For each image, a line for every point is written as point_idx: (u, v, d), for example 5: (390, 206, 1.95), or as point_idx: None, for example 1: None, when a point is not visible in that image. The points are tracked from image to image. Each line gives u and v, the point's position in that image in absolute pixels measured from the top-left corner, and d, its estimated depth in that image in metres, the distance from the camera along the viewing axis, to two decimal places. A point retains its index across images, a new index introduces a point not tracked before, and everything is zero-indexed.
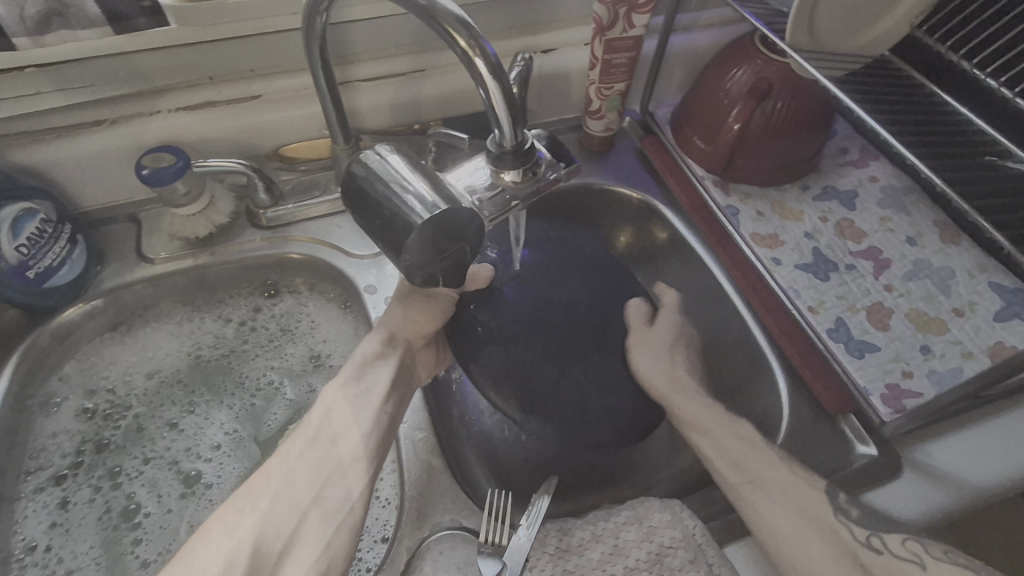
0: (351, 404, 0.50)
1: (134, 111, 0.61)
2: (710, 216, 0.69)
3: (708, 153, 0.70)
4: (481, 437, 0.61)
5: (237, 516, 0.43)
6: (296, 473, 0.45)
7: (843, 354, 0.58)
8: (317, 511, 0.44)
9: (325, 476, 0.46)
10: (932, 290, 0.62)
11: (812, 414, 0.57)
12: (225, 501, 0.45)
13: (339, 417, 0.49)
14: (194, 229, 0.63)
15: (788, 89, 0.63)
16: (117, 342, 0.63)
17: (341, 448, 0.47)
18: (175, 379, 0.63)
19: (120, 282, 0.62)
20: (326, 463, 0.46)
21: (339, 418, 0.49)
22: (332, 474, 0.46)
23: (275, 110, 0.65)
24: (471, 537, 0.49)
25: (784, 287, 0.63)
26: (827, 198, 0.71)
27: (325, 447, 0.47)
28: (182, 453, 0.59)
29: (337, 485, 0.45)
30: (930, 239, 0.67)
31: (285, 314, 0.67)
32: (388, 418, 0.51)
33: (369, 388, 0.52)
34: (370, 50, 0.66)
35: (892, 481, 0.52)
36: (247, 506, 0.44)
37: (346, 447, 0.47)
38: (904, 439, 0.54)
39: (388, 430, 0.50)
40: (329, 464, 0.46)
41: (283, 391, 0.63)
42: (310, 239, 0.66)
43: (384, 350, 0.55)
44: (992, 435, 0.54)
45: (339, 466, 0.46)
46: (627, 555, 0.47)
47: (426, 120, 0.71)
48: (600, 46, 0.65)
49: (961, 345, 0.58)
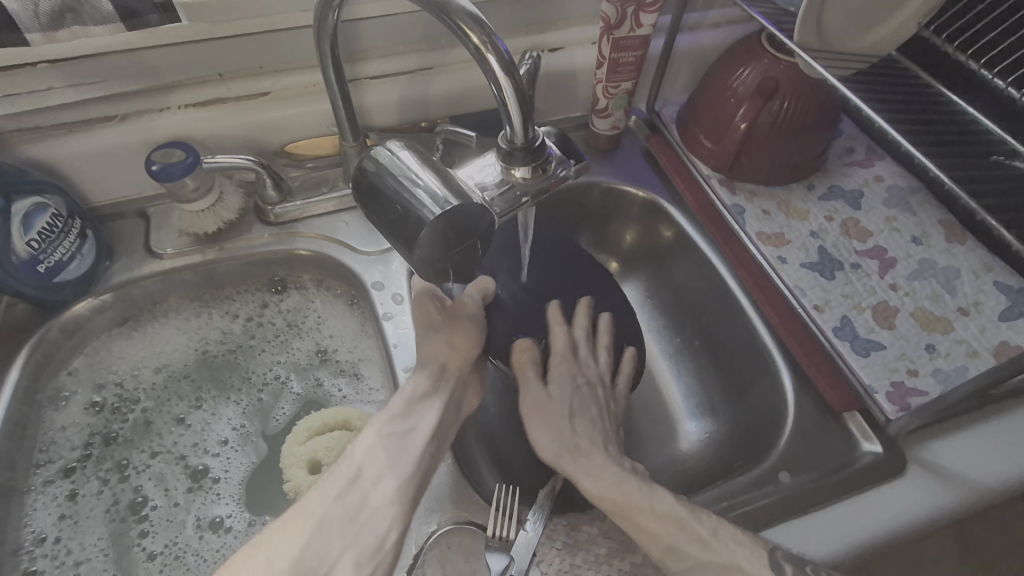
0: (393, 445, 0.48)
1: (144, 107, 0.61)
2: (716, 215, 0.69)
3: (714, 152, 0.70)
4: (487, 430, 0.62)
5: (269, 554, 0.42)
6: (333, 517, 0.44)
7: (849, 353, 0.58)
8: (350, 557, 0.42)
9: (360, 520, 0.44)
10: (938, 289, 0.63)
11: (818, 412, 0.57)
12: (256, 537, 0.43)
13: (382, 458, 0.47)
14: (203, 225, 0.63)
15: (795, 89, 0.63)
16: (125, 336, 0.63)
17: (379, 492, 0.45)
18: (183, 374, 0.63)
19: (129, 277, 0.62)
20: (363, 508, 0.44)
21: (381, 457, 0.47)
22: (366, 518, 0.44)
23: (284, 107, 0.65)
24: (479, 531, 0.49)
25: (790, 286, 0.63)
26: (832, 197, 0.71)
27: (365, 489, 0.45)
28: (189, 447, 0.59)
29: (370, 528, 0.44)
30: (935, 239, 0.67)
31: (292, 310, 0.67)
32: (428, 462, 0.49)
33: (415, 427, 0.50)
34: (379, 48, 0.66)
35: (899, 479, 0.52)
36: (279, 545, 0.42)
37: (386, 490, 0.46)
38: (910, 437, 0.54)
39: (427, 475, 0.48)
40: (367, 506, 0.44)
41: (290, 386, 0.64)
42: (318, 236, 0.67)
43: (434, 386, 0.53)
44: (997, 436, 0.54)
45: (374, 511, 0.44)
46: (634, 551, 0.48)
47: (433, 117, 0.72)
48: (607, 45, 0.65)
49: (966, 344, 0.58)
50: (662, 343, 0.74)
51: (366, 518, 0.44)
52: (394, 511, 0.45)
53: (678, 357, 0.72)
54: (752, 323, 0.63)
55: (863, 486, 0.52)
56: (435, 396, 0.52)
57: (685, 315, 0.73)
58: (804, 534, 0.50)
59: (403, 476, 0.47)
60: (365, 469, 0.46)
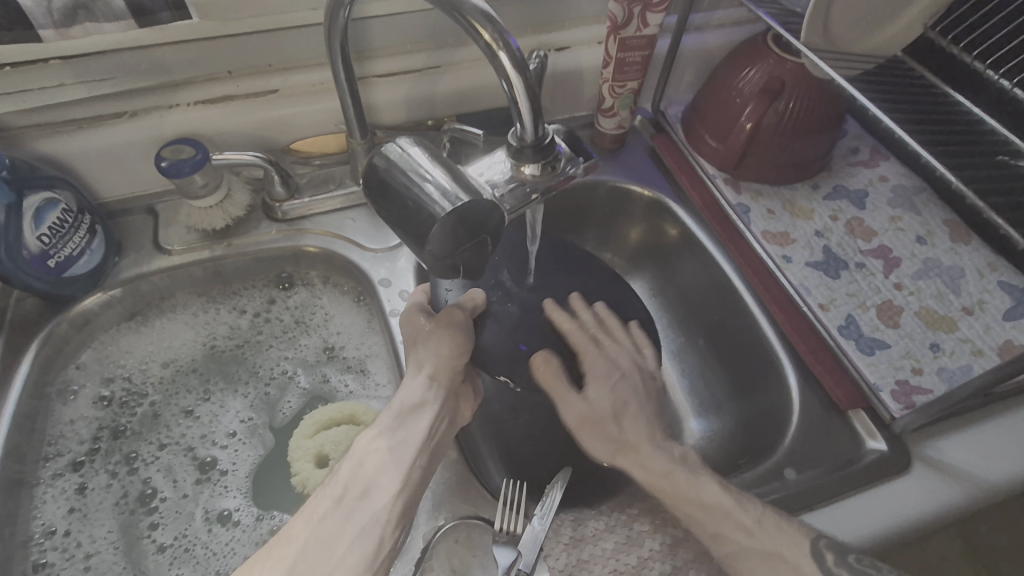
0: (382, 461, 0.46)
1: (153, 104, 0.62)
2: (721, 214, 0.70)
3: (719, 151, 0.71)
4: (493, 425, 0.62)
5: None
6: (319, 540, 0.43)
7: (854, 351, 0.59)
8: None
9: (348, 542, 0.43)
10: (942, 288, 0.63)
11: (823, 409, 0.57)
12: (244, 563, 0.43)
13: (370, 475, 0.46)
14: (211, 222, 0.64)
15: (801, 89, 0.64)
16: (133, 331, 0.64)
17: (367, 510, 0.44)
18: (191, 368, 0.63)
19: (138, 272, 0.62)
20: (350, 528, 0.43)
21: (369, 475, 0.46)
22: (353, 540, 0.43)
23: (293, 105, 0.66)
24: (487, 526, 0.49)
25: (795, 285, 0.64)
26: (837, 197, 0.72)
27: (350, 510, 0.44)
28: (197, 441, 0.60)
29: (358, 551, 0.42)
30: (940, 238, 0.67)
31: (299, 306, 0.68)
32: (421, 475, 0.47)
33: (403, 442, 0.48)
34: (387, 47, 0.66)
35: (904, 476, 0.53)
36: (266, 570, 0.42)
37: (374, 509, 0.44)
38: (915, 434, 0.55)
39: (419, 489, 0.47)
40: (354, 527, 0.43)
41: (297, 380, 0.64)
42: (325, 233, 0.67)
43: (424, 398, 0.51)
44: (1001, 435, 0.55)
45: (362, 531, 0.43)
46: (641, 546, 0.48)
47: (440, 116, 0.72)
48: (614, 45, 0.66)
49: (971, 342, 0.58)
50: (668, 341, 0.75)
51: (354, 540, 0.43)
52: (383, 530, 0.44)
53: (683, 355, 0.73)
54: (757, 322, 0.63)
55: (870, 482, 0.52)
56: (425, 407, 0.50)
57: (690, 314, 0.73)
58: (840, 521, 0.51)
59: (390, 492, 0.45)
60: (351, 489, 0.45)
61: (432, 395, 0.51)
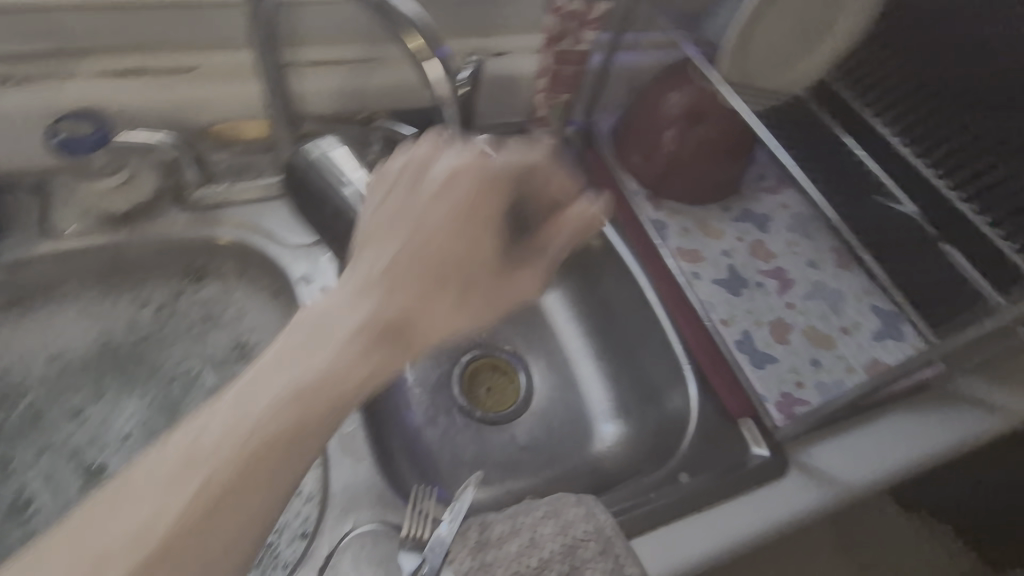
0: (255, 393, 0.33)
1: (50, 73, 0.57)
2: (640, 229, 0.76)
3: (642, 168, 0.76)
4: (416, 447, 0.69)
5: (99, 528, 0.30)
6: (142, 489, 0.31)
7: (747, 364, 0.64)
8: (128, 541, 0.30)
9: (211, 466, 0.32)
10: (827, 309, 0.70)
11: (717, 418, 0.63)
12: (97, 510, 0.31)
13: (258, 412, 0.33)
14: (112, 204, 0.59)
15: (717, 117, 0.69)
16: (16, 320, 0.59)
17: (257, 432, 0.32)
18: (82, 365, 0.60)
19: (23, 255, 0.57)
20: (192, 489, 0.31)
21: (243, 428, 0.32)
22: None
23: (207, 84, 0.62)
24: (391, 533, 0.51)
25: (701, 301, 0.69)
26: (744, 221, 0.77)
27: (302, 370, 0.34)
28: (84, 443, 0.57)
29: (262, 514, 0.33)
30: (828, 263, 0.74)
31: (210, 301, 0.64)
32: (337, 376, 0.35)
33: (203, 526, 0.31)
34: (318, 34, 0.65)
35: (780, 480, 0.58)
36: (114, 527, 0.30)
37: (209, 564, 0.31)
38: (795, 442, 0.60)
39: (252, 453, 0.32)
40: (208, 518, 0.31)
41: (202, 378, 0.62)
42: (241, 224, 0.64)
43: (361, 289, 0.37)
44: (868, 440, 0.61)
45: (191, 471, 0.32)
46: (543, 547, 0.48)
47: (371, 110, 0.71)
48: (551, 57, 0.72)
49: (845, 360, 0.66)
50: (580, 340, 0.80)
51: (243, 390, 0.34)
52: (213, 471, 0.32)
53: (599, 357, 0.78)
54: (757, 363, 0.65)
55: (750, 485, 0.57)
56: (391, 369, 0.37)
57: (606, 321, 0.78)
58: (874, 463, 0.60)
59: (336, 367, 0.35)
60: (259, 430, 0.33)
61: (436, 170, 0.43)
